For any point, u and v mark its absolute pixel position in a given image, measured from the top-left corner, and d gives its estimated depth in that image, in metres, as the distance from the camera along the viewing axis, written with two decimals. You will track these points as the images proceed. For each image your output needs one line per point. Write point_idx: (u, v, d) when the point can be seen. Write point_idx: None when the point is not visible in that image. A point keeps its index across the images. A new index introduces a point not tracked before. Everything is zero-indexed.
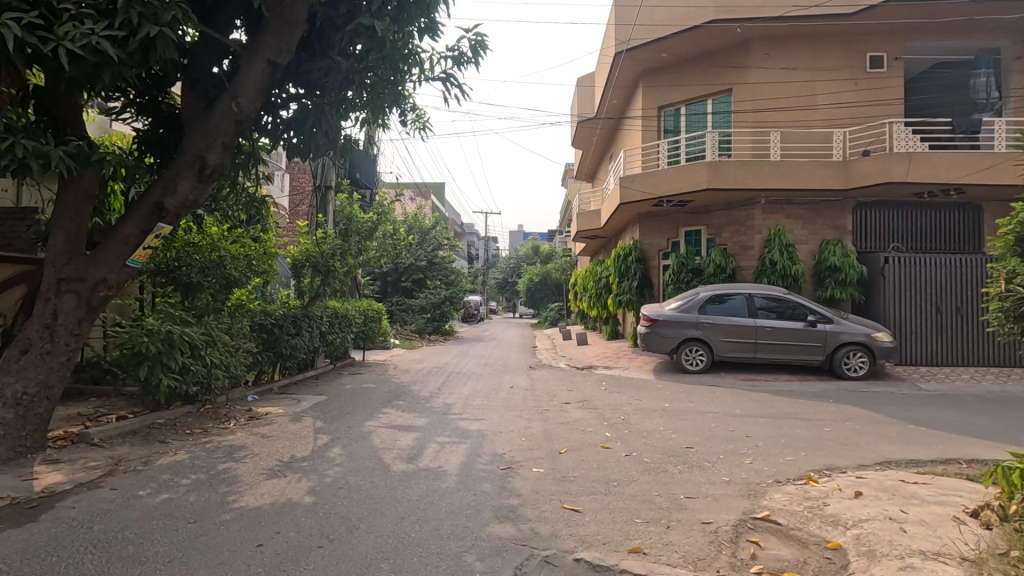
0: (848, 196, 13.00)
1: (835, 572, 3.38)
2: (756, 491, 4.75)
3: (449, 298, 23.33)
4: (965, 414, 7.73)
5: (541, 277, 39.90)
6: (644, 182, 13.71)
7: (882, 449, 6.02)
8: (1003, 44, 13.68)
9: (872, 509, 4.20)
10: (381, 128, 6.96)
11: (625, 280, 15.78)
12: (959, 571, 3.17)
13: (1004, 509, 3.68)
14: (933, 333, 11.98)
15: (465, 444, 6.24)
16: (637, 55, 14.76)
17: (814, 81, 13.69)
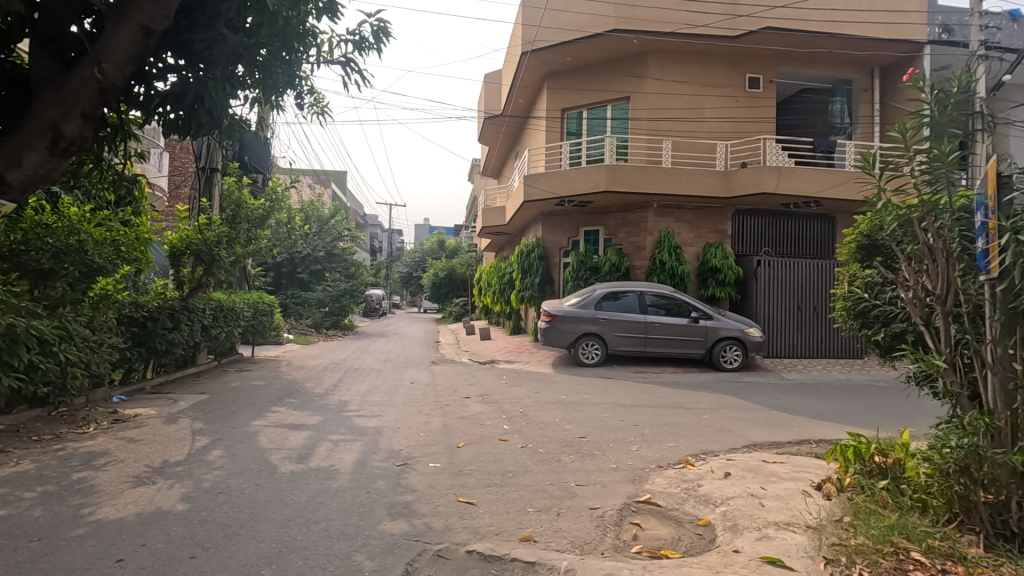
0: (729, 204, 14.22)
1: (704, 547, 3.72)
2: (640, 476, 5.08)
3: (349, 290, 22.46)
4: (817, 400, 8.80)
5: (446, 272, 39.46)
6: (547, 182, 14.08)
7: (749, 433, 6.66)
8: (854, 76, 15.62)
9: (738, 486, 4.65)
10: (275, 109, 6.52)
11: (528, 276, 16.09)
12: (804, 538, 3.60)
13: (841, 481, 4.25)
14: (795, 329, 13.47)
15: (361, 441, 6.06)
16: (541, 56, 15.08)
17: (701, 95, 14.77)
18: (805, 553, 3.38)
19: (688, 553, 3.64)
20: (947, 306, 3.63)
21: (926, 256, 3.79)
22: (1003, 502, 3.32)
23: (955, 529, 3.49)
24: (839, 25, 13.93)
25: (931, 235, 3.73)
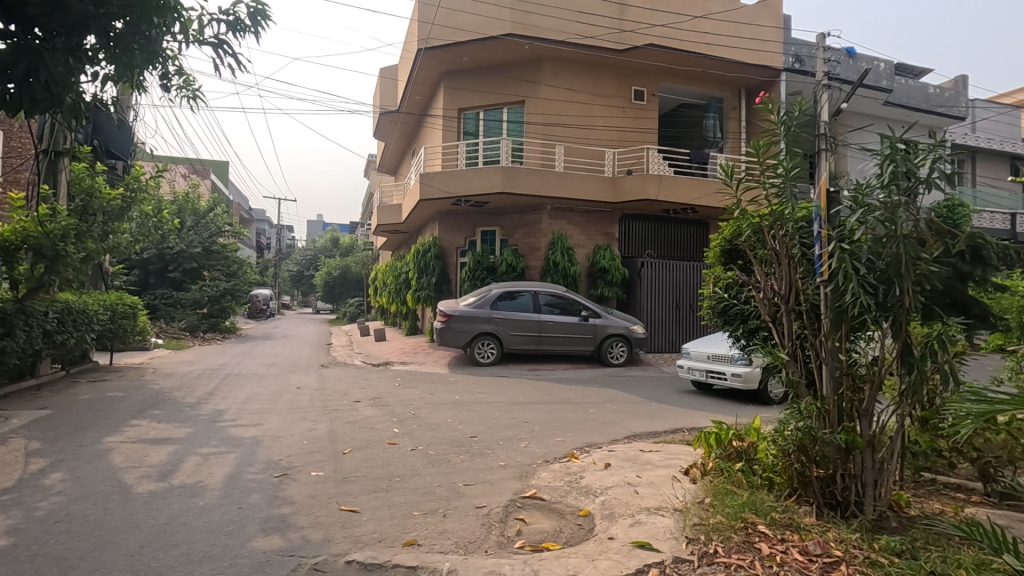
0: (616, 209, 15.03)
1: (583, 536, 3.90)
2: (527, 472, 5.21)
3: (230, 291, 20.75)
4: (691, 391, 9.55)
5: (340, 271, 37.77)
6: (444, 181, 14.01)
7: (631, 425, 7.08)
8: (725, 95, 17.07)
9: (616, 476, 4.93)
10: (135, 89, 5.87)
11: (424, 276, 15.85)
12: (671, 520, 3.88)
13: (705, 465, 4.65)
14: (674, 325, 14.63)
15: (235, 453, 5.63)
16: (436, 55, 14.93)
17: (591, 104, 15.46)
18: (670, 535, 3.64)
19: (568, 543, 3.78)
20: (790, 305, 4.10)
21: (773, 261, 4.24)
22: (831, 475, 3.86)
23: (794, 501, 3.98)
24: (711, 47, 15.25)
25: (777, 242, 4.18)
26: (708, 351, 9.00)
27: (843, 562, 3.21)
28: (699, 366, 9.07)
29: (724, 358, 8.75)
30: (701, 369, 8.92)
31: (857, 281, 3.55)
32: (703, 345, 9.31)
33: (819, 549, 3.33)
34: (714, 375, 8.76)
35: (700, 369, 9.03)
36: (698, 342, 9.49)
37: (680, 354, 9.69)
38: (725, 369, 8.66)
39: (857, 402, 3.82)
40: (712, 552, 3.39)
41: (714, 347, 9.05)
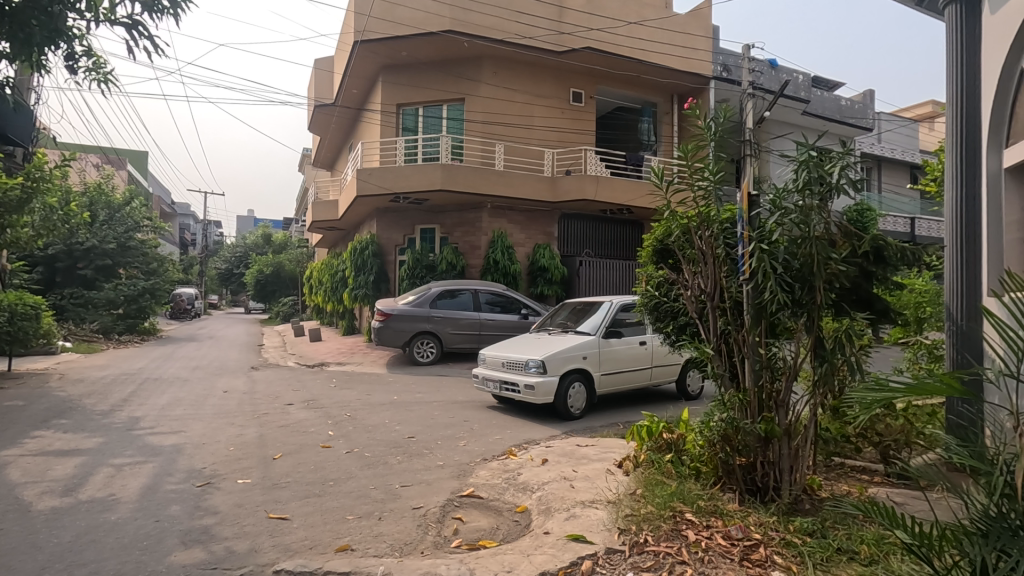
0: (555, 208, 15.25)
1: (519, 533, 3.93)
2: (466, 471, 5.20)
3: (149, 290, 19.41)
4: None
5: (273, 269, 36.17)
6: (381, 178, 13.72)
7: (568, 420, 7.20)
8: (658, 100, 17.69)
9: (553, 471, 5.01)
10: (34, 70, 5.38)
11: (362, 274, 15.47)
12: (604, 512, 3.98)
13: (637, 458, 4.81)
14: None
15: (153, 463, 5.28)
16: (373, 48, 14.58)
17: (531, 104, 15.59)
18: (603, 527, 3.74)
19: (504, 540, 3.81)
20: (715, 302, 4.29)
21: (700, 260, 4.42)
22: (752, 463, 4.08)
23: (719, 489, 4.18)
24: (644, 53, 15.77)
25: (704, 242, 4.36)
26: (502, 357, 7.37)
27: (761, 544, 3.41)
28: (493, 377, 7.47)
29: (517, 366, 7.16)
30: (494, 380, 7.32)
31: (774, 279, 3.78)
32: (501, 348, 7.67)
33: (740, 533, 3.51)
34: (506, 387, 7.19)
35: (495, 380, 7.45)
36: (497, 344, 7.83)
37: (479, 359, 8.02)
38: (516, 380, 7.09)
39: (775, 393, 4.05)
40: (642, 541, 3.49)
41: (510, 351, 7.42)
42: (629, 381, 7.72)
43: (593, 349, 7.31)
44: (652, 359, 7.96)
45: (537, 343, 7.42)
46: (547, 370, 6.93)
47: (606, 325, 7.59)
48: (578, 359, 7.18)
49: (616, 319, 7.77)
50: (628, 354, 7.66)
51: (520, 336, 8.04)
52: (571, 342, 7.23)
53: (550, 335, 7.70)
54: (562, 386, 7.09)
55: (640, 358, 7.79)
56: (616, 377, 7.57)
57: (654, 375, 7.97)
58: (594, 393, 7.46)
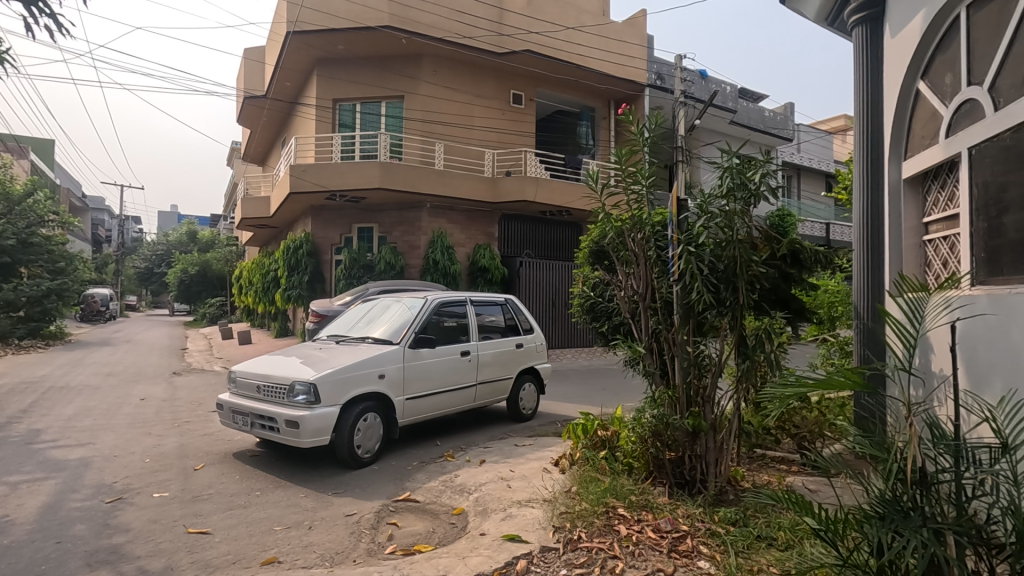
0: (495, 209, 15.28)
1: (456, 535, 3.90)
2: (402, 475, 5.11)
3: (55, 291, 18.00)
4: (565, 385, 10.02)
5: (199, 268, 34.18)
6: (316, 174, 13.29)
7: (507, 420, 7.24)
8: (596, 105, 18.10)
9: (490, 472, 5.01)
10: None
11: (296, 274, 14.92)
12: (540, 511, 4.01)
13: (572, 456, 4.90)
14: (551, 323, 15.32)
15: (55, 479, 4.84)
16: (307, 40, 14.07)
17: (471, 104, 15.54)
18: (539, 526, 3.77)
19: (440, 543, 3.76)
20: (647, 302, 4.40)
21: (633, 262, 4.53)
22: (681, 457, 4.24)
23: (651, 483, 4.33)
24: (583, 59, 16.10)
25: (637, 244, 4.46)
26: (258, 381, 5.22)
27: (688, 535, 3.55)
28: (243, 408, 5.27)
29: (278, 393, 5.06)
30: (247, 413, 5.15)
31: (701, 280, 3.93)
32: (260, 366, 5.46)
33: (669, 525, 3.64)
34: (262, 423, 5.05)
35: (246, 413, 5.25)
36: (257, 360, 5.64)
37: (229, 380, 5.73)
38: (274, 414, 4.96)
39: (702, 389, 4.21)
40: (576, 538, 3.54)
41: (272, 370, 5.31)
42: (445, 405, 6.08)
43: (399, 367, 5.53)
44: (477, 373, 6.47)
45: (314, 359, 5.40)
46: (319, 398, 4.90)
47: (415, 332, 5.85)
48: (373, 381, 5.28)
49: (430, 324, 6.10)
50: (447, 370, 6.05)
51: (295, 348, 5.93)
52: (360, 358, 5.30)
53: (337, 348, 5.71)
54: (350, 416, 5.11)
55: (459, 373, 6.23)
56: (430, 401, 5.88)
57: (479, 395, 6.50)
58: (391, 427, 5.55)
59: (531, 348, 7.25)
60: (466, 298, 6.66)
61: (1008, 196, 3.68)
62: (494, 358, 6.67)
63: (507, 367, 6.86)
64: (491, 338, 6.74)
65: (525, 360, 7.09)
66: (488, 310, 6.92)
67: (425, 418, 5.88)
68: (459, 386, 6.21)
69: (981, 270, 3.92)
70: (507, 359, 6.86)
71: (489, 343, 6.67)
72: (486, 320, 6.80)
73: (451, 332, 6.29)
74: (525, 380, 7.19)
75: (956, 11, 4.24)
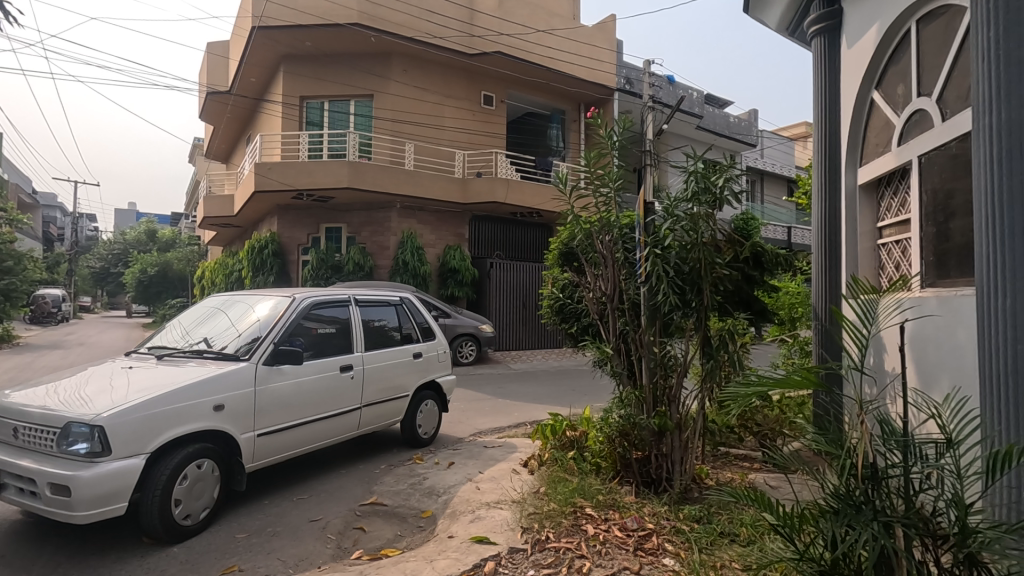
0: (466, 210, 15.23)
1: (423, 539, 3.87)
2: (369, 478, 5.04)
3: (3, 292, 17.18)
4: (535, 386, 10.05)
5: (159, 268, 33.05)
6: (282, 173, 13.02)
7: (477, 422, 7.22)
8: (566, 108, 18.24)
9: (459, 474, 4.99)
10: None
11: (260, 274, 14.57)
12: (508, 512, 4.02)
13: (541, 457, 4.93)
14: (522, 324, 15.34)
15: None
16: (273, 36, 13.79)
17: (442, 105, 15.47)
18: (507, 527, 3.77)
19: (408, 547, 3.73)
20: (615, 303, 4.46)
21: (602, 264, 4.59)
22: (647, 456, 4.31)
23: (618, 482, 4.38)
24: (553, 61, 16.22)
25: (605, 246, 4.51)
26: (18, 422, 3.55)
27: (653, 533, 3.60)
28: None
29: (47, 440, 3.43)
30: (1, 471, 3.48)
31: (667, 281, 4.01)
32: (39, 393, 3.81)
33: (635, 524, 3.69)
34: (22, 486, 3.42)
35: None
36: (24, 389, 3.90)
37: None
38: (37, 475, 3.34)
39: (668, 389, 4.29)
40: (544, 538, 3.56)
41: (38, 404, 3.63)
42: (320, 437, 4.76)
43: (251, 393, 4.12)
44: (365, 392, 5.18)
45: (107, 386, 3.77)
46: (105, 448, 3.31)
47: (274, 343, 4.45)
48: (208, 415, 3.81)
49: (298, 332, 4.71)
50: (323, 391, 4.72)
51: (93, 369, 4.26)
52: (181, 383, 3.77)
53: (152, 368, 4.11)
54: (173, 462, 3.61)
55: (340, 393, 4.91)
56: (297, 433, 4.53)
57: (366, 420, 5.21)
58: (234, 468, 4.07)
59: (433, 357, 6.12)
60: (348, 296, 5.34)
61: (955, 202, 3.86)
62: (387, 373, 5.44)
63: (403, 382, 5.65)
64: (381, 346, 5.49)
65: (424, 374, 5.92)
66: (379, 311, 5.67)
67: (290, 455, 4.53)
68: (338, 410, 4.89)
69: (931, 273, 4.11)
70: (404, 373, 5.65)
71: (381, 355, 5.42)
72: (376, 325, 5.53)
73: (328, 340, 4.95)
74: (426, 396, 6.01)
75: (906, 25, 4.44)
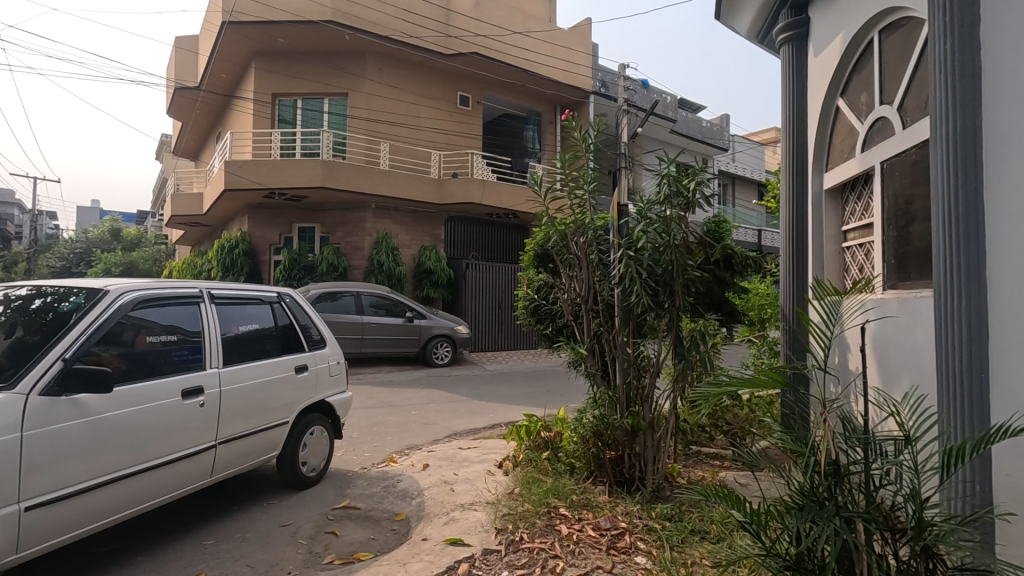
0: (442, 210, 15.16)
1: (397, 542, 3.83)
2: (342, 482, 4.98)
3: None
4: (511, 387, 10.06)
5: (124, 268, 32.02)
6: (254, 171, 12.77)
7: (451, 424, 7.21)
8: (542, 110, 18.32)
9: (433, 476, 4.96)
10: None
11: (230, 274, 14.21)
12: (483, 513, 4.01)
13: (516, 458, 4.93)
14: (497, 325, 15.32)
15: None
16: (245, 31, 13.51)
17: (418, 105, 15.37)
18: (481, 528, 3.77)
19: (381, 551, 3.69)
20: (589, 305, 4.49)
21: (576, 266, 4.62)
22: (620, 455, 4.35)
23: (592, 482, 4.42)
24: (529, 63, 16.28)
25: (579, 248, 4.54)
26: None
27: (626, 532, 3.64)
28: None
29: None
30: None
31: (640, 283, 4.06)
32: None
33: (608, 523, 3.72)
34: None
35: None
36: None
37: None
38: None
39: (640, 389, 4.34)
40: (518, 539, 3.57)
41: None
42: (154, 492, 3.40)
43: (18, 442, 2.68)
44: (223, 425, 3.85)
45: None
46: None
47: (65, 358, 3.03)
48: None
49: (113, 342, 3.35)
50: (157, 428, 3.36)
51: None
52: None
53: None
54: None
55: (187, 428, 3.57)
56: (120, 489, 3.17)
57: (223, 463, 3.88)
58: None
59: (323, 372, 4.91)
60: (200, 292, 4.05)
61: (914, 207, 4.00)
62: (259, 395, 4.16)
63: (282, 405, 4.39)
64: (249, 358, 4.22)
65: (309, 395, 4.67)
66: (246, 314, 4.39)
67: (102, 525, 3.13)
68: (187, 451, 3.57)
69: (892, 275, 4.26)
70: (283, 394, 4.39)
71: (249, 371, 4.12)
72: (239, 333, 4.23)
73: (166, 354, 3.62)
74: (314, 420, 4.78)
75: (869, 35, 4.59)
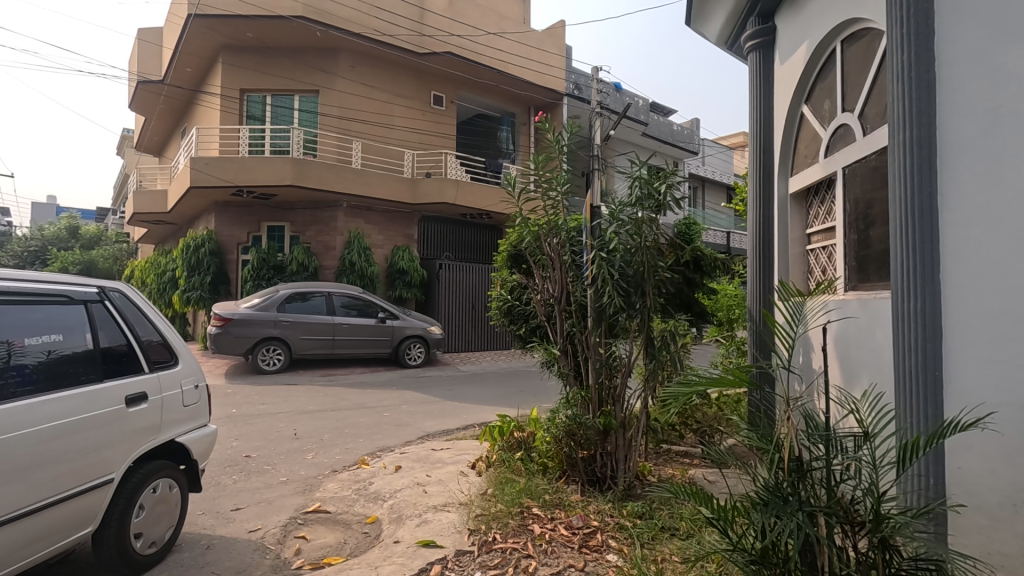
0: (415, 210, 15.05)
1: (368, 545, 3.79)
2: (311, 485, 4.90)
3: None
4: (485, 388, 10.05)
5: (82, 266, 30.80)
6: (221, 168, 12.47)
7: (424, 425, 7.16)
8: (516, 111, 18.35)
9: (406, 478, 4.93)
10: None
11: (195, 274, 13.68)
12: (456, 514, 4.00)
13: (489, 458, 4.93)
14: (471, 325, 15.28)
15: None
16: (212, 25, 13.17)
17: (391, 103, 15.23)
18: (454, 529, 3.76)
19: (352, 554, 3.65)
20: (562, 305, 4.52)
21: (550, 266, 4.64)
22: (592, 455, 4.40)
23: (564, 481, 4.46)
24: (503, 64, 16.30)
25: (553, 249, 4.56)
26: None
27: (597, 531, 3.68)
28: None
29: None
30: None
31: (612, 284, 4.11)
32: None
33: (580, 522, 3.76)
34: None
35: None
36: None
37: None
38: None
39: (612, 388, 4.40)
40: (491, 539, 3.57)
41: None
42: None
43: None
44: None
45: None
46: None
47: None
48: None
49: None
50: None
51: None
52: None
53: None
54: None
55: None
56: None
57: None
58: None
59: (174, 401, 3.52)
60: None
61: (874, 212, 4.15)
62: (58, 445, 2.72)
63: (106, 454, 2.97)
64: (57, 388, 2.83)
65: (151, 436, 3.29)
66: (44, 317, 2.93)
67: None
68: None
69: (853, 276, 4.42)
70: (104, 438, 2.96)
71: (53, 410, 2.73)
72: (30, 347, 2.80)
73: None
74: (159, 471, 3.34)
75: (831, 45, 4.75)
